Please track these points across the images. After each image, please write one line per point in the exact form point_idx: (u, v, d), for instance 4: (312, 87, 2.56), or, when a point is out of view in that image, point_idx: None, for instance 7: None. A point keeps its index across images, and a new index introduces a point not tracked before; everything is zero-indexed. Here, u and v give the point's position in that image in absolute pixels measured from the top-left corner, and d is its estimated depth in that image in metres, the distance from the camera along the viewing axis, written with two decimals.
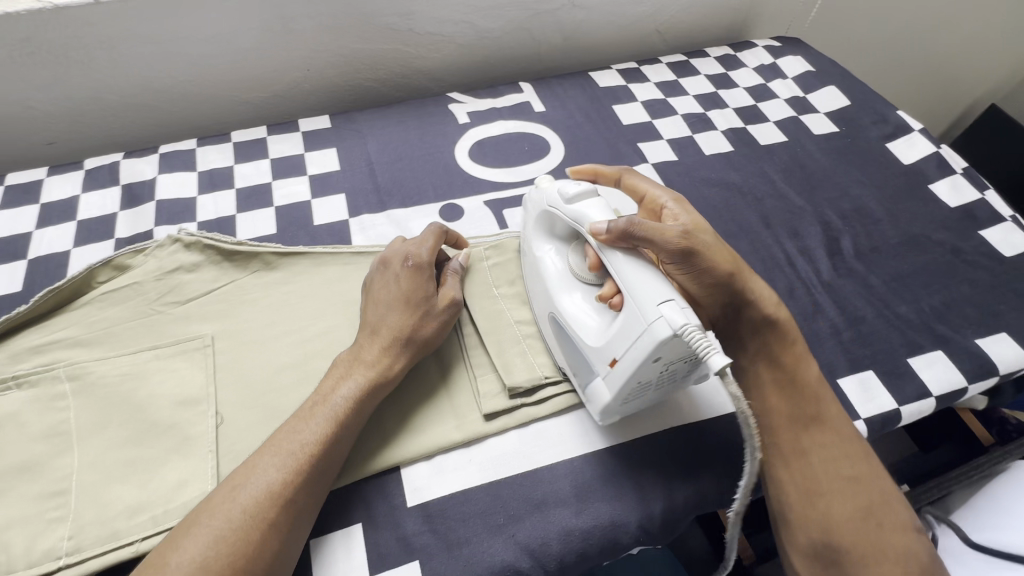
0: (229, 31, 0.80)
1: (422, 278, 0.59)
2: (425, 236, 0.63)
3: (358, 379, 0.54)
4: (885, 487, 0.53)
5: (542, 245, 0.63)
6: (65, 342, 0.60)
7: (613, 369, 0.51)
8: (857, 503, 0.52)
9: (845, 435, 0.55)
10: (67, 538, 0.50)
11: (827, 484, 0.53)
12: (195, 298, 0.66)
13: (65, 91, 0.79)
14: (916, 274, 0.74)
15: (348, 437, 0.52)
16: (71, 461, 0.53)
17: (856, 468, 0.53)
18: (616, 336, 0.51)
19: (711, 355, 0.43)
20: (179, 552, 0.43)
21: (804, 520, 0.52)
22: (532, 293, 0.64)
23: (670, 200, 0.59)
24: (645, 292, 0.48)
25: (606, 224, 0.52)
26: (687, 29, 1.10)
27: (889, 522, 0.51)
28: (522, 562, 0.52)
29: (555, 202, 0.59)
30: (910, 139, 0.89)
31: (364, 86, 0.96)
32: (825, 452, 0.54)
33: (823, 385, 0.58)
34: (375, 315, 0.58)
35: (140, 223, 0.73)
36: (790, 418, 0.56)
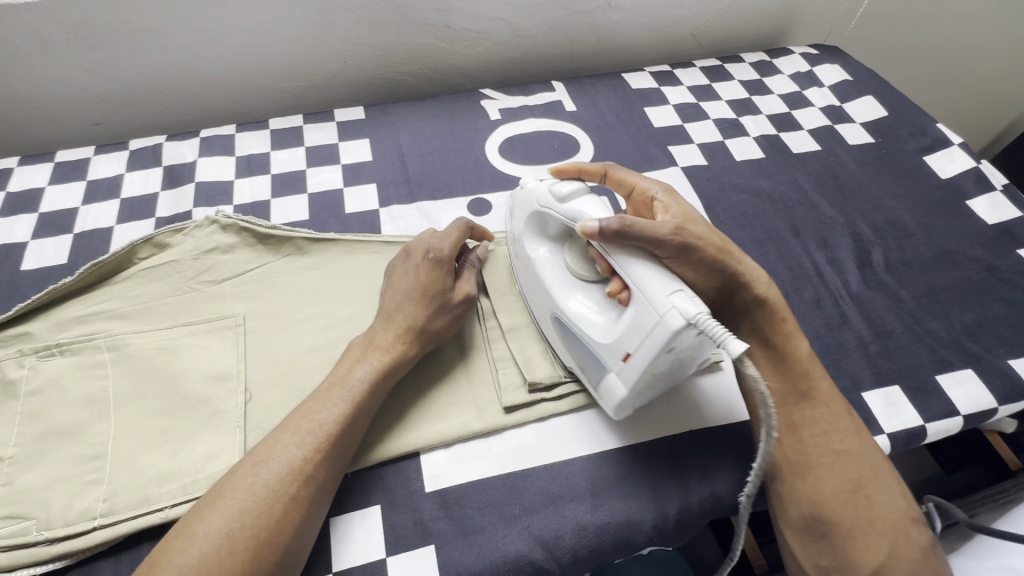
0: (272, 21, 0.82)
1: (442, 270, 0.60)
2: (449, 229, 0.64)
3: (375, 363, 0.55)
4: (877, 461, 0.53)
5: (536, 246, 0.62)
6: (106, 314, 0.63)
7: (626, 364, 0.51)
8: (846, 477, 0.51)
9: (836, 409, 0.55)
10: (102, 500, 0.52)
11: (817, 457, 0.53)
12: (230, 278, 0.68)
13: (115, 74, 0.82)
14: (948, 290, 0.73)
15: (363, 418, 0.54)
16: (108, 427, 0.55)
17: (847, 442, 0.53)
18: (626, 330, 0.50)
19: (729, 338, 0.43)
20: (206, 523, 0.45)
21: (794, 493, 0.52)
22: (529, 291, 0.63)
23: (661, 192, 0.59)
24: (653, 283, 0.47)
25: (598, 222, 0.50)
26: (723, 34, 1.09)
27: (880, 495, 0.51)
28: (536, 553, 0.53)
29: (545, 201, 0.57)
30: (949, 152, 0.87)
31: (398, 80, 0.97)
32: (815, 427, 0.54)
33: (815, 362, 0.57)
34: (390, 302, 0.59)
35: (180, 204, 0.76)
36: (778, 397, 0.56)
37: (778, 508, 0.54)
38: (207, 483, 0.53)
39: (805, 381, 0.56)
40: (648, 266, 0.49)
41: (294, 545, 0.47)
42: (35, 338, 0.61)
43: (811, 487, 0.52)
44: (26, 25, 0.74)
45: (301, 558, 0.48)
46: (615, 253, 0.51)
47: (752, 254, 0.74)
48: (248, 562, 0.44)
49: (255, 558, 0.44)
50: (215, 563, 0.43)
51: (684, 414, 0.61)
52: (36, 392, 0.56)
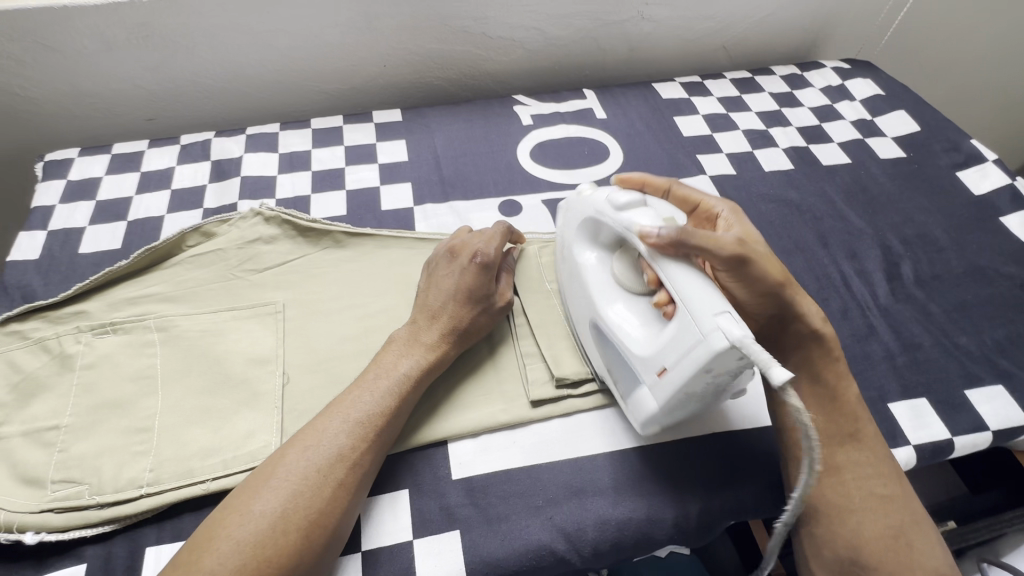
0: (318, 25, 0.86)
1: (487, 274, 0.62)
2: (492, 230, 0.65)
3: (418, 358, 0.58)
4: (917, 509, 0.53)
5: (584, 252, 0.63)
6: (156, 297, 0.66)
7: (661, 379, 0.51)
8: (890, 524, 0.51)
9: (879, 455, 0.54)
10: (149, 470, 0.55)
11: (859, 501, 0.52)
12: (272, 267, 0.71)
13: (170, 73, 0.87)
14: (979, 306, 0.72)
15: (405, 410, 0.56)
16: (155, 402, 0.58)
17: (889, 488, 0.53)
18: (666, 345, 0.50)
19: (773, 366, 0.41)
20: (261, 501, 0.47)
21: (832, 535, 0.52)
22: (572, 298, 0.64)
23: (727, 210, 0.59)
24: (701, 301, 0.47)
25: (658, 228, 0.51)
26: (754, 47, 1.10)
27: (920, 544, 0.51)
28: (557, 544, 0.54)
29: (601, 207, 0.58)
30: (983, 169, 0.87)
31: (434, 84, 1.01)
32: (858, 469, 0.54)
33: (861, 406, 0.57)
34: (436, 301, 0.61)
35: (226, 196, 0.80)
36: (828, 434, 0.55)
37: (811, 550, 0.54)
38: (246, 459, 0.56)
39: (850, 423, 0.55)
40: (700, 278, 0.48)
41: (339, 527, 0.49)
42: (91, 316, 0.64)
43: (851, 532, 0.51)
44: (93, 25, 0.79)
45: (345, 536, 0.51)
46: (668, 261, 0.51)
47: (779, 262, 0.75)
48: (301, 541, 0.46)
49: (306, 537, 0.47)
50: (270, 540, 0.45)
51: (708, 417, 0.62)
52: (90, 366, 0.60)
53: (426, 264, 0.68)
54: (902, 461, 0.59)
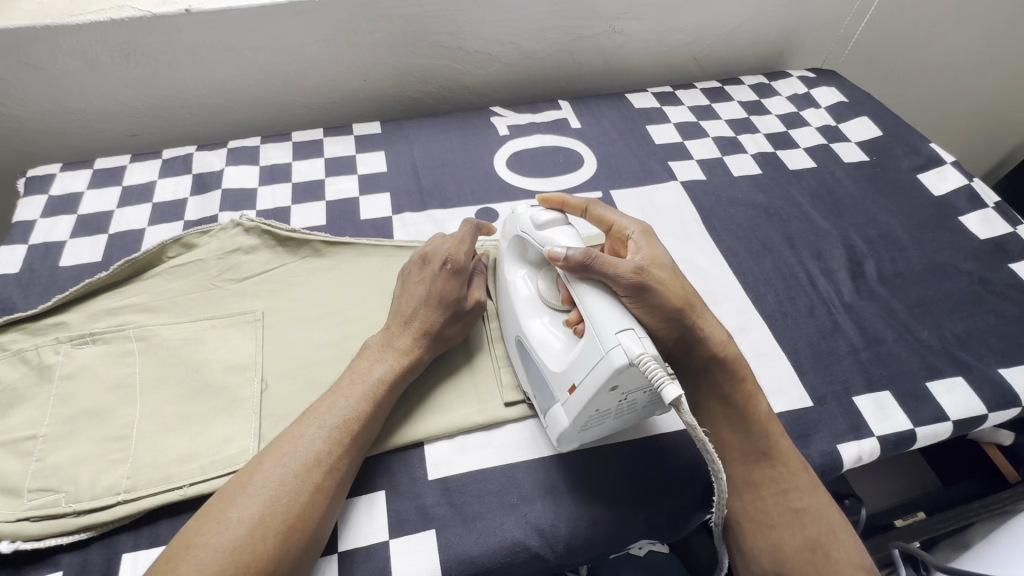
0: (297, 42, 0.88)
1: (458, 280, 0.64)
2: (462, 235, 0.67)
3: (390, 363, 0.59)
4: (834, 518, 0.55)
5: (514, 270, 0.65)
6: (136, 307, 0.67)
7: (571, 396, 0.52)
8: (806, 535, 0.53)
9: (793, 469, 0.56)
10: (126, 477, 0.55)
11: (777, 515, 0.54)
12: (251, 277, 0.72)
13: (152, 90, 0.89)
14: (940, 301, 0.75)
15: (381, 414, 0.57)
16: (134, 410, 0.59)
17: (803, 501, 0.54)
18: (575, 361, 0.52)
19: (667, 384, 0.44)
20: (239, 507, 0.48)
21: (756, 550, 0.54)
22: (503, 314, 0.65)
23: (637, 233, 0.60)
24: (604, 319, 0.50)
25: (565, 250, 0.54)
26: (723, 58, 1.14)
27: (837, 552, 0.53)
28: (532, 540, 0.55)
29: (526, 228, 0.61)
30: (942, 171, 0.90)
31: (414, 98, 1.03)
32: (771, 484, 0.55)
33: (772, 420, 0.58)
34: (407, 307, 0.62)
35: (207, 208, 0.81)
36: (741, 451, 0.57)
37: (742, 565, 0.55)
38: (224, 464, 0.57)
39: (764, 439, 0.57)
40: (605, 299, 0.51)
41: (318, 531, 0.50)
42: (70, 327, 0.65)
43: (771, 548, 0.53)
44: (76, 44, 0.80)
45: (326, 538, 0.52)
46: (577, 284, 0.53)
47: (747, 263, 0.77)
48: (280, 544, 0.47)
49: (285, 540, 0.47)
50: (248, 545, 0.46)
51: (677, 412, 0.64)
52: (68, 376, 0.60)
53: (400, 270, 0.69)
54: (866, 452, 0.61)
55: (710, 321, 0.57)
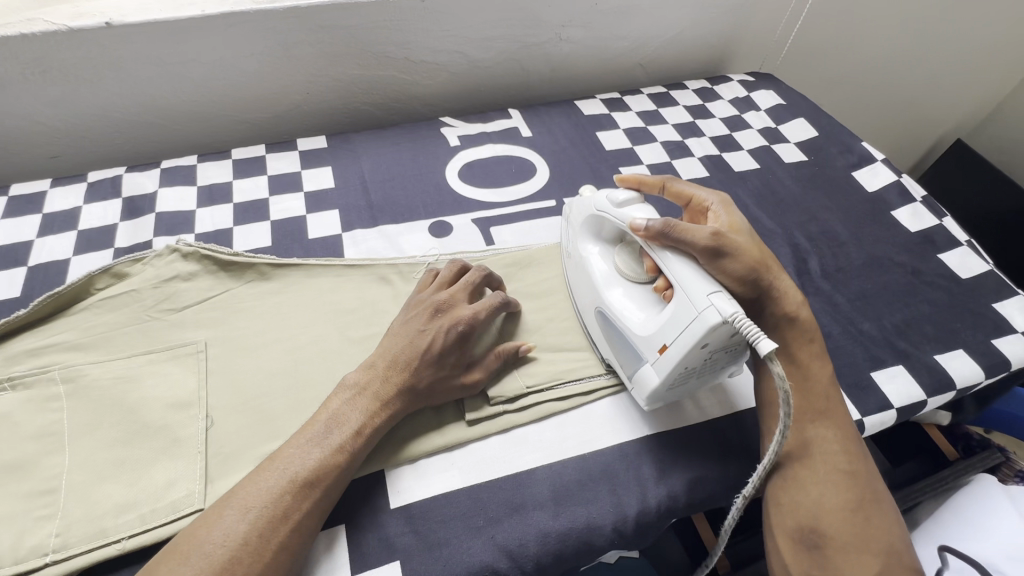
0: (232, 55, 0.84)
1: (466, 343, 0.60)
2: (488, 300, 0.63)
3: (367, 412, 0.55)
4: (878, 493, 0.56)
5: (588, 245, 0.69)
6: (61, 346, 0.62)
7: (662, 356, 0.56)
8: (850, 497, 0.55)
9: (848, 435, 0.59)
10: (55, 535, 0.51)
11: (826, 472, 0.56)
12: (191, 306, 0.68)
13: (73, 109, 0.83)
14: (879, 293, 0.79)
15: (355, 464, 0.54)
16: (62, 460, 0.54)
17: (856, 466, 0.57)
18: (666, 323, 0.55)
19: (760, 338, 0.47)
20: (189, 568, 0.44)
21: (797, 502, 0.55)
22: (578, 287, 0.70)
23: (718, 203, 0.65)
24: (693, 284, 0.53)
25: (645, 221, 0.58)
26: (667, 64, 1.17)
27: (877, 520, 0.54)
28: (500, 563, 0.54)
29: (602, 206, 0.65)
30: (874, 168, 0.95)
31: (360, 110, 1.01)
32: (827, 443, 0.57)
33: (833, 387, 0.62)
34: (406, 353, 0.58)
35: (140, 234, 0.76)
36: (800, 410, 0.60)
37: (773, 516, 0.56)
38: (167, 512, 0.53)
39: (822, 401, 0.60)
40: (686, 265, 0.55)
41: None
42: None
43: (814, 501, 0.54)
44: None
45: None
46: (658, 251, 0.58)
47: None
48: None
49: None
50: None
51: (637, 418, 0.64)
52: None
53: (405, 305, 0.64)
54: None
55: (786, 283, 0.63)
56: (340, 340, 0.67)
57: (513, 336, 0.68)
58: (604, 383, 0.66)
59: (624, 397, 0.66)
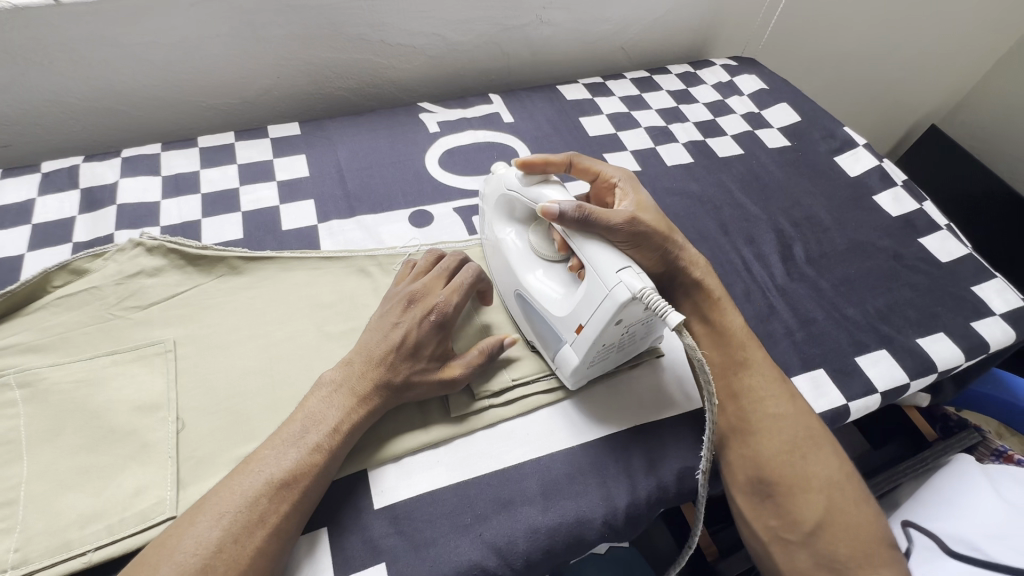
0: (195, 37, 0.80)
1: (441, 333, 0.58)
2: (458, 281, 0.60)
3: (345, 408, 0.53)
4: (814, 427, 0.59)
5: (504, 228, 0.66)
6: (14, 348, 0.57)
7: (580, 334, 0.55)
8: (785, 440, 0.57)
9: (774, 379, 0.61)
10: (14, 550, 0.48)
11: (759, 422, 0.58)
12: (157, 303, 0.64)
13: (22, 94, 0.77)
14: (862, 278, 0.79)
15: (335, 464, 0.52)
16: (19, 470, 0.51)
17: (785, 409, 0.59)
18: (580, 303, 0.54)
19: (669, 312, 0.47)
20: None
21: (739, 458, 0.58)
22: (498, 272, 0.68)
23: (623, 180, 0.67)
24: (604, 262, 0.52)
25: (558, 206, 0.55)
26: (649, 47, 1.15)
27: (816, 454, 0.57)
28: (488, 560, 0.52)
29: (512, 185, 0.63)
30: (856, 153, 0.95)
31: (334, 95, 0.97)
32: (753, 392, 0.60)
33: (750, 336, 0.64)
34: (375, 346, 0.56)
35: (100, 227, 0.72)
36: (722, 367, 0.62)
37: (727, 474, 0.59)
38: (136, 521, 0.50)
39: (740, 352, 0.62)
40: (602, 247, 0.54)
41: None
42: None
43: (754, 453, 0.57)
44: None
45: None
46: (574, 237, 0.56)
47: None
48: None
49: None
50: None
51: (627, 408, 0.63)
52: None
53: (383, 299, 0.62)
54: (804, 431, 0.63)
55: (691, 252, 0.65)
56: (319, 336, 0.64)
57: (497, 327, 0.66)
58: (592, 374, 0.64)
59: (610, 387, 0.65)
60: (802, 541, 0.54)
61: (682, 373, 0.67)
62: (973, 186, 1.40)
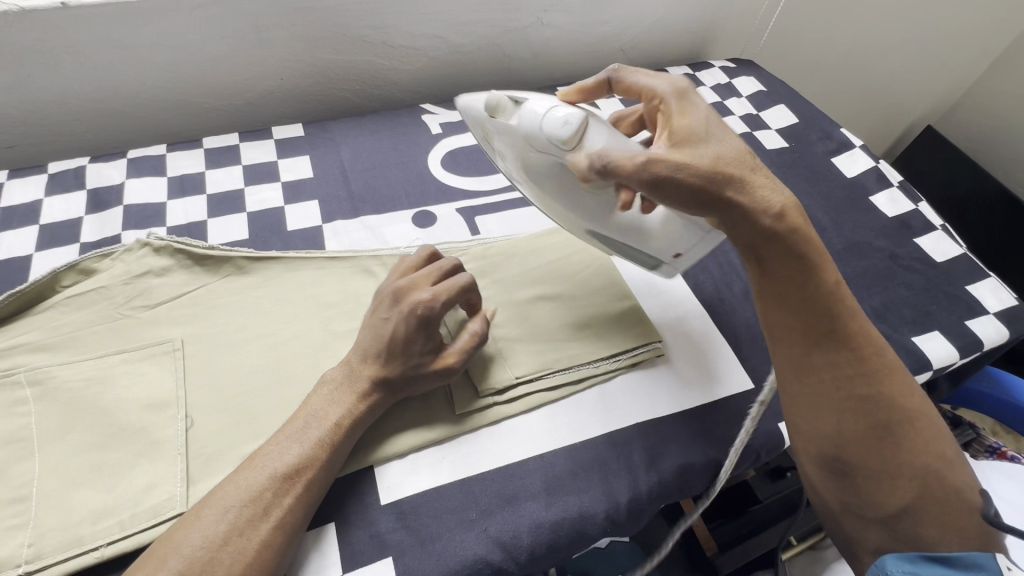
0: (200, 39, 0.80)
1: (427, 329, 0.56)
2: (448, 283, 0.58)
3: (347, 404, 0.54)
4: (910, 405, 0.54)
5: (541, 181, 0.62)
6: (24, 347, 0.58)
7: (681, 259, 0.62)
8: (872, 424, 0.53)
9: (871, 351, 0.55)
10: (28, 545, 0.49)
11: (842, 403, 0.54)
12: (165, 302, 0.65)
13: (28, 95, 0.78)
14: (858, 277, 0.80)
15: (338, 459, 0.53)
16: (32, 467, 0.52)
17: (882, 387, 0.54)
18: (681, 234, 0.60)
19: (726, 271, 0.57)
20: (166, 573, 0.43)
21: (817, 437, 0.55)
22: (550, 211, 0.66)
23: (673, 96, 0.57)
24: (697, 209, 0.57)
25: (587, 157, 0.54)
26: (649, 49, 1.16)
27: (906, 439, 0.53)
28: (494, 555, 0.54)
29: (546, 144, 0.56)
30: (853, 154, 0.97)
31: (337, 96, 0.98)
32: (837, 368, 0.54)
33: (843, 295, 0.55)
34: (370, 345, 0.56)
35: (107, 228, 0.73)
36: (803, 338, 0.55)
37: (800, 446, 0.58)
38: (147, 517, 0.51)
39: (828, 322, 0.54)
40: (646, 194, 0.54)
41: None
42: None
43: (835, 434, 0.54)
44: None
45: None
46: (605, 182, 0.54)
47: None
48: None
49: None
50: None
51: (631, 405, 0.64)
52: None
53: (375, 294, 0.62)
54: None
55: (758, 181, 0.52)
56: (325, 334, 0.65)
57: (501, 325, 0.67)
58: (596, 372, 0.65)
59: (613, 384, 0.66)
60: (880, 520, 0.54)
61: (682, 372, 0.68)
62: (968, 187, 1.42)
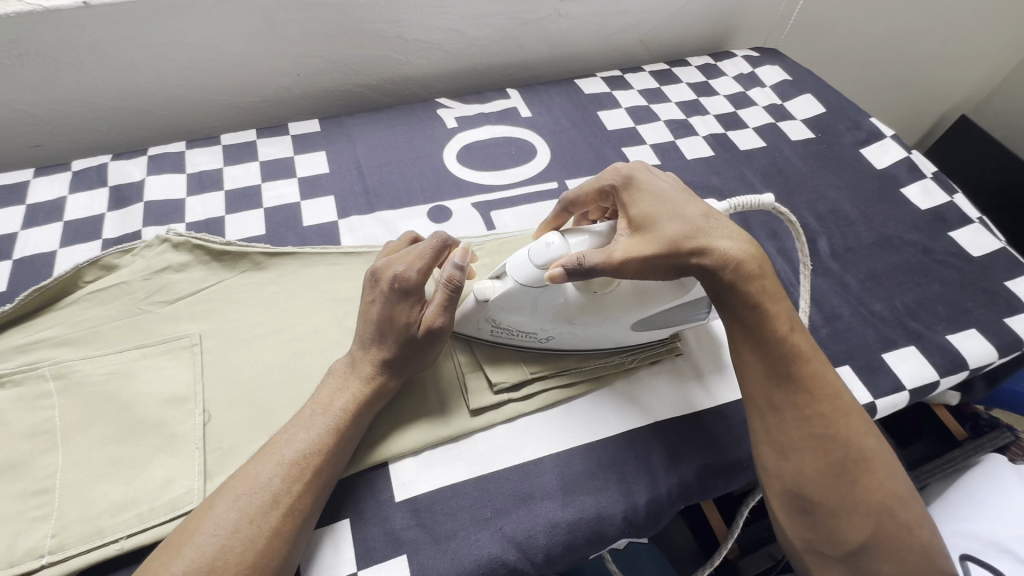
0: (218, 37, 0.81)
1: (406, 299, 0.54)
2: (420, 249, 0.56)
3: (352, 391, 0.54)
4: (870, 445, 0.52)
5: (568, 314, 0.57)
6: (48, 341, 0.59)
7: None
8: (833, 461, 0.51)
9: (830, 391, 0.53)
10: (51, 536, 0.49)
11: (803, 440, 0.51)
12: (184, 298, 0.66)
13: (53, 94, 0.79)
14: (889, 273, 0.77)
15: (346, 450, 0.53)
16: (56, 459, 0.53)
17: (842, 426, 0.51)
18: None
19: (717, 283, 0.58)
20: (179, 562, 0.43)
21: (778, 473, 0.52)
22: (596, 338, 0.60)
23: (618, 181, 0.57)
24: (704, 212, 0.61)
25: (559, 267, 0.52)
26: (669, 39, 1.13)
27: (866, 478, 0.51)
28: (509, 554, 0.53)
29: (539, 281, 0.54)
30: (883, 145, 0.93)
31: (353, 92, 0.98)
32: (801, 407, 0.52)
33: (800, 337, 0.54)
34: (363, 332, 0.55)
35: (128, 224, 0.74)
36: (765, 374, 0.53)
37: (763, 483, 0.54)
38: (165, 510, 0.52)
39: (788, 362, 0.53)
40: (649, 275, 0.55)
41: None
42: None
43: (796, 471, 0.51)
44: None
45: None
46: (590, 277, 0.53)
47: None
48: None
49: None
50: None
51: (654, 402, 0.63)
52: None
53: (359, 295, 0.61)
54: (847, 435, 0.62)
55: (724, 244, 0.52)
56: (341, 330, 0.65)
57: None
58: (612, 368, 0.64)
59: (630, 381, 0.65)
60: (841, 558, 0.51)
61: (704, 369, 0.66)
62: (1004, 177, 1.36)
